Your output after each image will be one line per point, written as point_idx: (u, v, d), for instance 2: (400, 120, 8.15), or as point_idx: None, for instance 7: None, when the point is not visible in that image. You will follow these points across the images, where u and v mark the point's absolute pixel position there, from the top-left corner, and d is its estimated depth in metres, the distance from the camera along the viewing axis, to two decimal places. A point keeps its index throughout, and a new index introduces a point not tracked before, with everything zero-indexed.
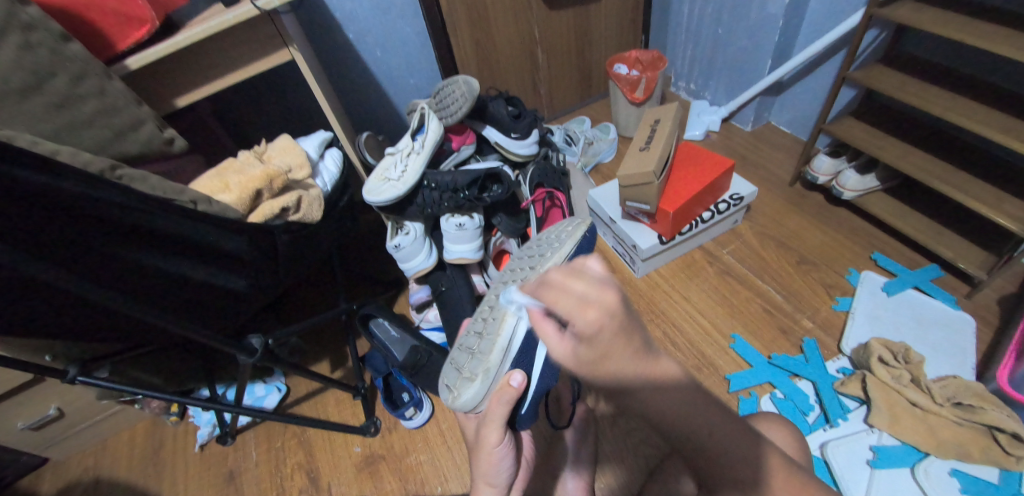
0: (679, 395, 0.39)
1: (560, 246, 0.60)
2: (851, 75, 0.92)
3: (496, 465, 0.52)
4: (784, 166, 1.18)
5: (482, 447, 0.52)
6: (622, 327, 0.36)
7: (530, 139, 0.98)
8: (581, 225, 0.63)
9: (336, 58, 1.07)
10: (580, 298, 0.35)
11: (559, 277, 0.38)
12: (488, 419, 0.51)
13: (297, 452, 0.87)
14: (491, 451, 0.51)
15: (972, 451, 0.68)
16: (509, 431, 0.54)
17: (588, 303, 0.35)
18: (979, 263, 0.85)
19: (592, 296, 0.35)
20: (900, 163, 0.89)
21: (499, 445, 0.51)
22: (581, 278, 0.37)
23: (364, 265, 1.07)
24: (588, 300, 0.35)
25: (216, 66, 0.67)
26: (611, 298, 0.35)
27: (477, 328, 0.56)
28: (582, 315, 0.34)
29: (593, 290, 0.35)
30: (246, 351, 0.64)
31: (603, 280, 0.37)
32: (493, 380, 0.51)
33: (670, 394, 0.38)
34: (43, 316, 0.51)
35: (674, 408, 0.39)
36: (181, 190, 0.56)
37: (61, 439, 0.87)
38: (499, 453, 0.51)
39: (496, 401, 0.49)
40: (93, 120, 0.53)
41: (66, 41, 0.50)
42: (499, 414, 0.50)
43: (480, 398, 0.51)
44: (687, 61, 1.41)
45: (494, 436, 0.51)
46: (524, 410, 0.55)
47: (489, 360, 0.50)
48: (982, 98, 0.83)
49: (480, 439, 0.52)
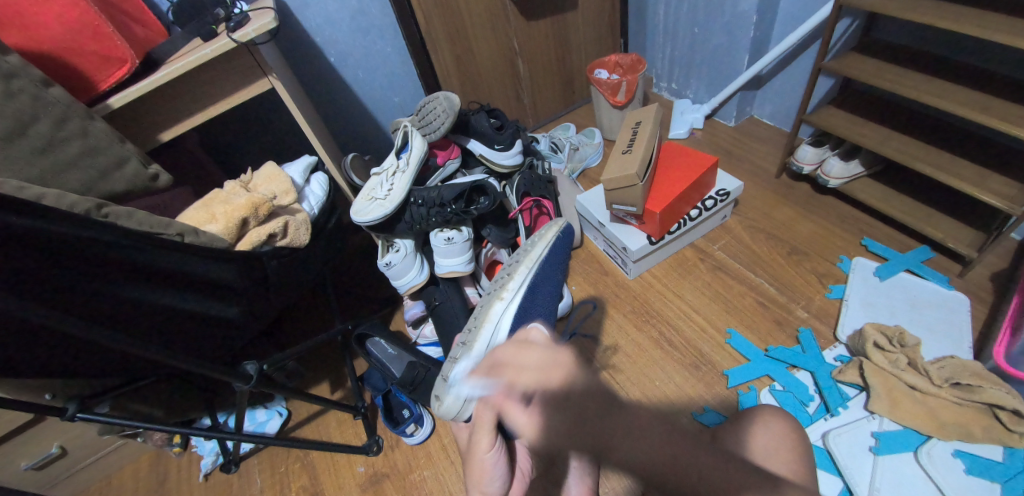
0: (651, 432, 0.43)
1: (530, 250, 0.71)
2: (825, 65, 0.93)
3: (489, 471, 0.52)
4: (770, 158, 1.19)
5: (475, 452, 0.52)
6: (583, 386, 0.45)
7: (514, 149, 0.99)
8: (552, 226, 0.74)
9: (320, 82, 1.10)
10: (540, 367, 0.47)
11: (512, 351, 0.51)
12: (477, 425, 0.52)
13: (301, 476, 0.86)
14: (483, 456, 0.51)
15: (973, 431, 0.68)
16: (502, 437, 0.55)
17: (548, 368, 0.47)
18: (969, 242, 0.85)
19: (548, 363, 0.47)
20: (880, 147, 0.90)
21: (490, 450, 0.51)
22: (534, 348, 0.50)
23: (360, 284, 1.08)
24: (547, 367, 0.47)
25: (199, 100, 0.69)
26: (564, 361, 0.48)
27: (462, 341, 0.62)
28: (538, 381, 0.46)
29: (544, 359, 0.48)
30: (241, 378, 0.64)
31: (549, 350, 0.49)
32: (477, 377, 0.55)
33: (643, 436, 0.42)
34: (39, 356, 0.52)
35: (649, 452, 0.41)
36: (168, 224, 0.57)
37: (66, 476, 0.87)
38: (491, 457, 0.52)
39: (481, 407, 0.51)
40: (77, 160, 0.54)
41: (48, 86, 0.51)
42: (487, 419, 0.51)
43: (465, 402, 0.56)
44: (666, 61, 1.43)
45: (484, 441, 0.51)
46: None
47: (470, 359, 0.57)
48: (956, 78, 0.84)
49: (471, 445, 0.53)
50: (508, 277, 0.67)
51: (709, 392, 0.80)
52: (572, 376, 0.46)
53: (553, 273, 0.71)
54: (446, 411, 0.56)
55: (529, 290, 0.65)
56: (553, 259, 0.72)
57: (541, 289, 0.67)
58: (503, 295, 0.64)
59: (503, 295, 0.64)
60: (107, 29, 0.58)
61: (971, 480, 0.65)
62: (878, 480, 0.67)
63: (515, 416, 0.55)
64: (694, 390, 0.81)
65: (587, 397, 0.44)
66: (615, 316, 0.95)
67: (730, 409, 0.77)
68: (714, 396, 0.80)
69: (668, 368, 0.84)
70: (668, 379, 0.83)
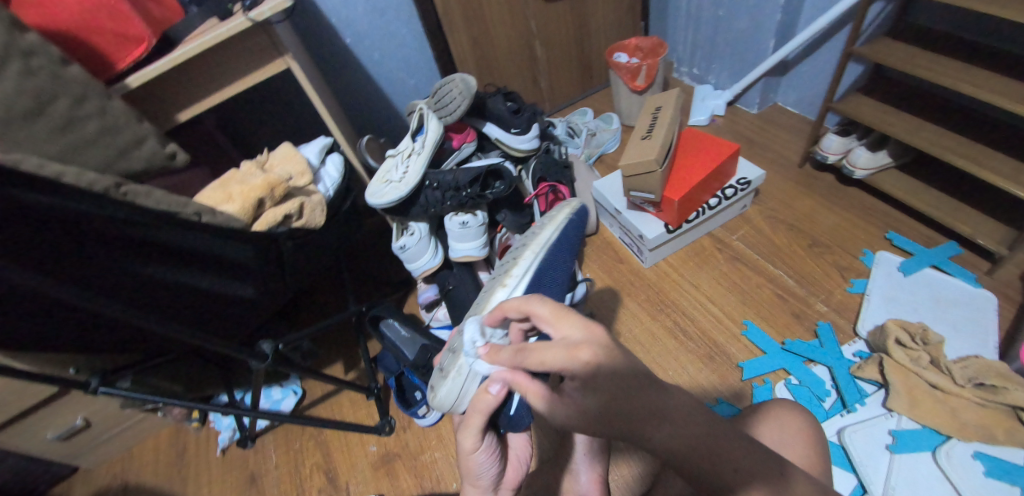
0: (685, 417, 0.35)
1: (538, 234, 0.67)
2: (856, 50, 0.89)
3: (475, 469, 0.52)
4: (793, 147, 1.15)
5: (461, 451, 0.51)
6: (620, 365, 0.37)
7: (530, 133, 0.98)
8: (560, 212, 0.71)
9: (334, 62, 1.08)
10: (569, 346, 0.38)
11: (543, 316, 0.43)
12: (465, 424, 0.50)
13: (315, 453, 0.88)
14: (469, 455, 0.50)
15: (996, 433, 0.66)
16: (493, 432, 0.53)
17: (576, 346, 0.38)
18: (1000, 238, 0.82)
19: (578, 340, 0.39)
20: (911, 138, 0.86)
21: (475, 451, 0.50)
22: (568, 316, 0.41)
23: (373, 267, 1.08)
24: (575, 345, 0.38)
25: (215, 79, 0.68)
26: (597, 335, 0.39)
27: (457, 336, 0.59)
28: (566, 361, 0.38)
29: (576, 334, 0.40)
30: (257, 357, 0.65)
31: (579, 326, 0.40)
32: (468, 378, 0.53)
33: (682, 423, 0.34)
34: (61, 331, 0.53)
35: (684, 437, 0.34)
36: (186, 203, 0.57)
37: (90, 447, 0.90)
38: (479, 457, 0.51)
39: (472, 408, 0.48)
40: (96, 139, 0.54)
41: (65, 64, 0.51)
42: (475, 422, 0.49)
43: (459, 396, 0.55)
44: (688, 44, 1.38)
45: (469, 443, 0.50)
46: (513, 410, 0.52)
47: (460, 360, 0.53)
48: (997, 67, 0.80)
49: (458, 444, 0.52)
50: (513, 262, 0.64)
51: (722, 384, 0.80)
52: (605, 351, 0.38)
53: (562, 260, 0.67)
54: (440, 402, 0.55)
55: (535, 279, 0.61)
56: (564, 245, 0.67)
57: (549, 273, 0.63)
58: (506, 282, 0.60)
59: (506, 283, 0.60)
60: (123, 9, 0.58)
61: (991, 482, 0.64)
62: (894, 478, 0.67)
63: (513, 413, 0.52)
64: (707, 381, 0.80)
65: (620, 383, 0.36)
66: (629, 305, 0.94)
67: (744, 403, 0.76)
68: (727, 388, 0.79)
69: (681, 359, 0.84)
70: (681, 370, 0.82)
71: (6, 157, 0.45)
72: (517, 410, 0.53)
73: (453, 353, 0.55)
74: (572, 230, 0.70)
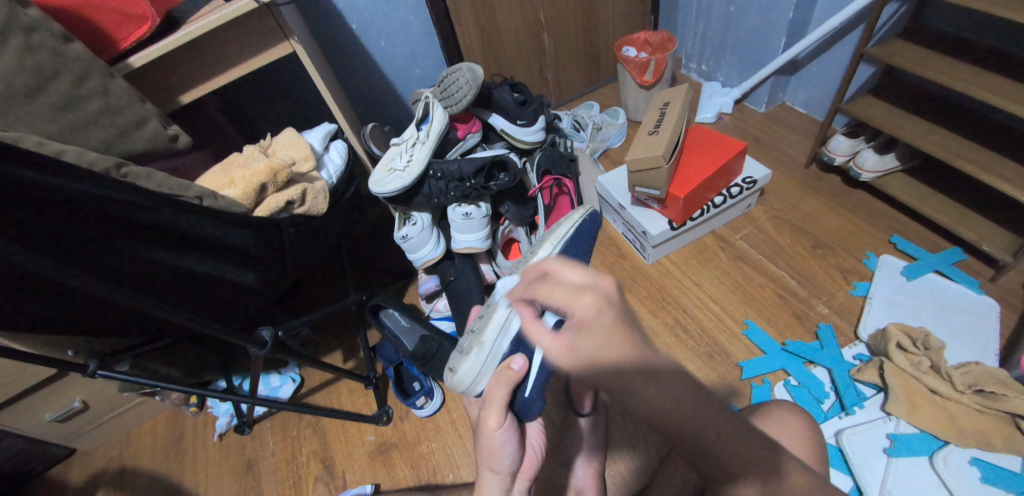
0: (672, 385, 0.38)
1: (556, 228, 0.64)
2: (868, 51, 0.88)
3: (498, 450, 0.49)
4: (800, 147, 1.14)
5: (482, 431, 0.49)
6: (620, 317, 0.37)
7: (536, 125, 0.97)
8: (584, 210, 0.67)
9: (339, 47, 1.07)
10: (568, 310, 0.46)
11: (555, 266, 0.42)
12: (487, 402, 0.49)
13: (312, 441, 0.88)
14: (492, 434, 0.48)
15: (993, 440, 0.67)
16: (512, 415, 0.51)
17: (581, 289, 0.38)
18: (1005, 245, 0.81)
19: (585, 284, 0.38)
20: (920, 141, 0.86)
21: (498, 430, 0.48)
22: (580, 267, 0.41)
23: (374, 256, 1.08)
24: (582, 287, 0.38)
25: (219, 61, 0.67)
26: (604, 284, 0.38)
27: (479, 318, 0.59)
28: (580, 301, 0.37)
29: (586, 279, 0.39)
30: (256, 343, 0.64)
31: (590, 278, 0.39)
32: (489, 356, 0.53)
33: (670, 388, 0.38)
34: (61, 313, 0.52)
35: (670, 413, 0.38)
36: (186, 186, 0.56)
37: (88, 430, 0.90)
38: (500, 437, 0.48)
39: (495, 381, 0.49)
40: (97, 119, 0.53)
41: (67, 41, 0.50)
42: (499, 395, 0.48)
43: (478, 375, 0.54)
44: (698, 40, 1.37)
45: (493, 420, 0.48)
46: (528, 393, 0.53)
47: (484, 334, 0.53)
48: (1010, 71, 0.79)
49: (480, 422, 0.49)
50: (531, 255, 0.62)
51: (721, 383, 0.80)
52: (609, 302, 0.37)
53: (580, 254, 0.64)
54: (459, 382, 0.54)
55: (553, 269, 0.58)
56: (581, 237, 0.64)
57: None
58: (527, 269, 0.58)
59: (527, 270, 0.58)
60: None
61: (986, 488, 0.64)
62: (890, 482, 0.67)
63: (527, 395, 0.52)
64: (707, 380, 0.80)
65: (618, 331, 0.37)
66: (630, 301, 0.94)
67: (742, 402, 0.76)
68: (726, 387, 0.79)
69: (681, 357, 0.84)
70: (681, 368, 0.82)
71: (7, 134, 0.45)
72: (530, 394, 0.54)
73: (475, 332, 0.55)
74: (590, 225, 0.67)
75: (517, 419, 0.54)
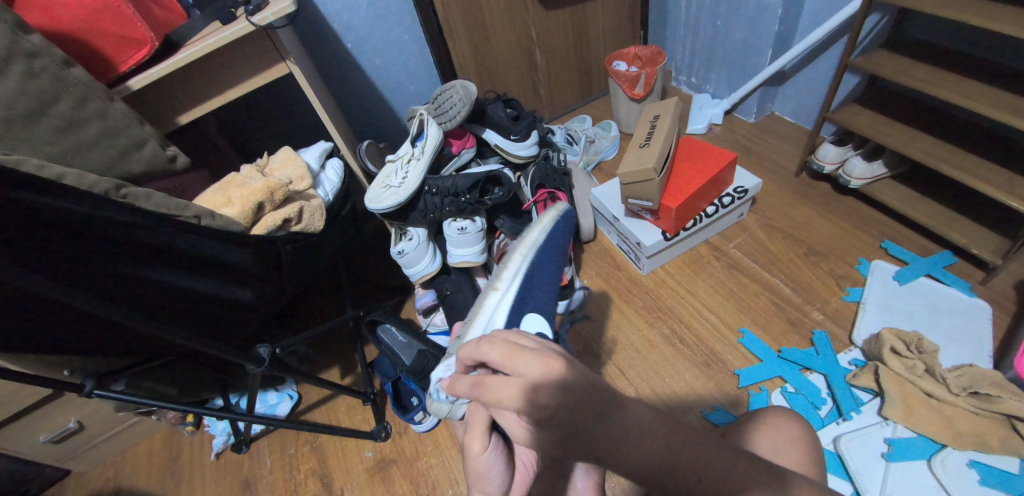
0: (661, 439, 0.32)
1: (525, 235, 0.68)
2: (851, 61, 0.90)
3: (485, 471, 0.50)
4: (790, 156, 1.16)
5: (468, 454, 0.50)
6: (582, 404, 0.32)
7: (529, 140, 0.99)
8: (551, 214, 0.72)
9: (335, 67, 1.09)
10: (521, 381, 0.34)
11: (497, 357, 0.35)
12: (469, 426, 0.49)
13: (310, 459, 0.88)
14: (478, 458, 0.49)
15: (990, 442, 0.67)
16: (498, 434, 0.52)
17: (534, 389, 0.32)
18: (994, 248, 0.82)
19: (536, 378, 0.33)
20: (905, 148, 0.87)
21: (483, 452, 0.48)
22: (525, 354, 0.34)
23: (370, 272, 1.08)
24: (534, 383, 0.33)
25: (217, 83, 0.68)
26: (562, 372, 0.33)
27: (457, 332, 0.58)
28: (517, 402, 0.33)
29: (535, 375, 0.33)
30: (254, 361, 0.65)
31: (541, 370, 0.33)
32: None
33: (664, 453, 0.31)
34: (60, 334, 0.53)
35: (671, 469, 0.31)
36: (186, 206, 0.57)
37: (83, 451, 0.89)
38: (486, 459, 0.49)
39: (475, 404, 0.49)
40: (98, 141, 0.54)
41: (68, 66, 0.51)
42: (479, 421, 0.48)
43: (457, 402, 0.51)
44: (687, 54, 1.40)
45: (476, 444, 0.49)
46: None
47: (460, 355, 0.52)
48: (989, 78, 0.81)
49: (465, 447, 0.50)
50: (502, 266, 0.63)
51: (719, 392, 0.80)
52: (567, 383, 0.32)
53: (554, 256, 0.66)
54: (437, 409, 0.52)
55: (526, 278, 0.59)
56: (555, 241, 0.68)
57: (541, 274, 0.62)
58: (497, 285, 0.58)
59: (498, 286, 0.59)
60: (127, 12, 0.58)
61: (986, 491, 0.64)
62: (890, 487, 0.67)
63: None
64: (704, 389, 0.80)
65: (585, 419, 0.32)
66: (626, 312, 0.94)
67: (740, 410, 0.76)
68: (724, 396, 0.79)
69: (678, 366, 0.84)
70: (677, 377, 0.82)
71: (7, 158, 0.46)
72: None
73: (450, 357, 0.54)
74: (562, 230, 0.72)
75: (504, 438, 0.54)
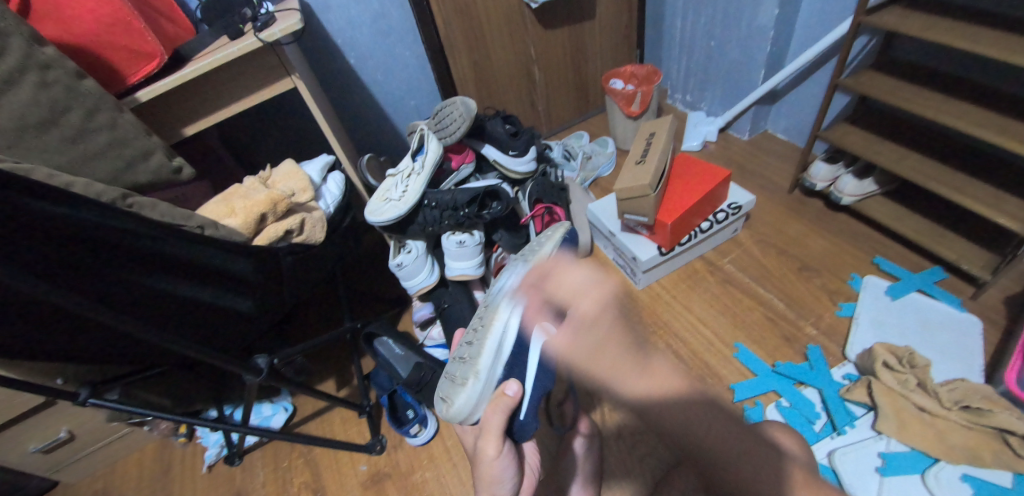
0: (658, 383, 0.55)
1: (539, 249, 0.67)
2: (841, 81, 0.93)
3: (498, 476, 0.50)
4: (783, 173, 1.19)
5: (481, 459, 0.50)
6: (615, 317, 0.60)
7: (527, 156, 1.01)
8: (561, 228, 0.71)
9: (338, 82, 1.12)
10: (575, 293, 0.61)
11: (560, 269, 0.64)
12: (485, 430, 0.51)
13: (304, 472, 0.87)
14: (492, 462, 0.49)
15: (984, 456, 0.67)
16: (508, 440, 0.53)
17: (582, 295, 0.60)
18: (983, 264, 0.84)
19: (586, 291, 0.61)
20: (894, 165, 0.90)
21: (498, 457, 0.49)
22: (582, 272, 0.64)
23: (368, 282, 1.09)
24: (582, 294, 0.60)
25: (223, 96, 0.70)
26: (606, 291, 0.62)
27: (468, 338, 0.60)
28: (576, 302, 0.60)
29: (585, 283, 0.62)
30: (252, 371, 0.65)
31: (590, 281, 0.62)
32: (486, 385, 0.54)
33: (657, 392, 0.54)
34: (58, 341, 0.53)
35: (660, 403, 0.54)
36: (190, 216, 0.58)
37: (73, 461, 0.88)
38: (501, 464, 0.50)
39: (493, 409, 0.51)
40: (105, 151, 0.56)
41: (81, 78, 0.53)
42: (495, 423, 0.51)
43: (475, 405, 0.54)
44: (682, 73, 1.44)
45: (491, 447, 0.50)
46: (524, 416, 0.54)
47: (480, 363, 0.54)
48: (974, 99, 0.84)
49: (478, 450, 0.51)
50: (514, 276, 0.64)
51: None
52: (607, 305, 0.61)
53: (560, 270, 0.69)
54: (455, 414, 0.54)
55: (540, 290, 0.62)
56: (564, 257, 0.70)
57: None
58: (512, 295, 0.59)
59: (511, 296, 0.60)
60: (138, 26, 0.60)
61: None
62: None
63: (523, 419, 0.54)
64: None
65: (614, 328, 0.59)
66: None
67: None
68: None
69: None
70: None
71: (18, 166, 0.47)
72: (525, 417, 0.55)
73: (467, 362, 0.56)
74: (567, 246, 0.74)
75: (513, 442, 0.55)
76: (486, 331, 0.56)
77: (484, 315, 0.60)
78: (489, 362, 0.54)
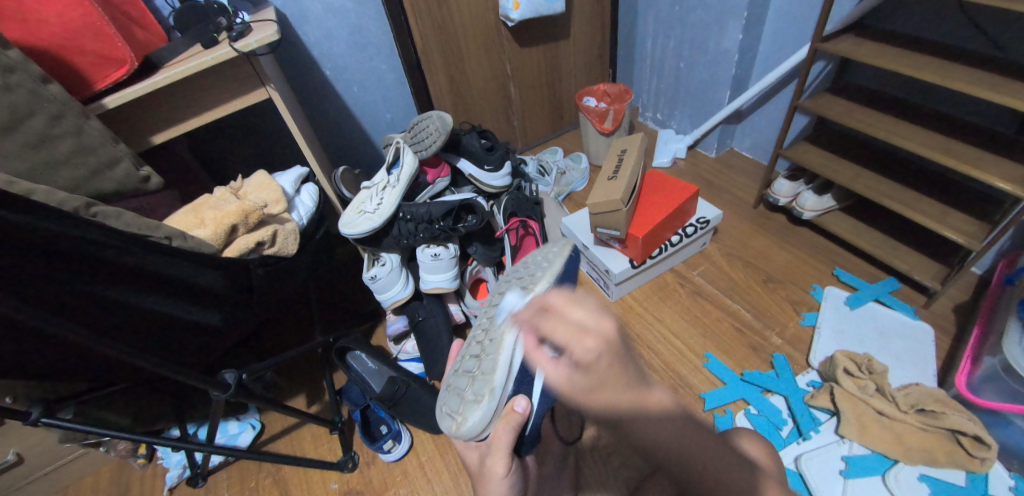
0: (659, 417, 0.52)
1: (550, 267, 0.60)
2: (800, 103, 0.99)
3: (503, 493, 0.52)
4: (748, 189, 1.24)
5: (490, 475, 0.52)
6: (613, 358, 0.50)
7: (502, 171, 1.03)
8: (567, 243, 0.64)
9: (315, 94, 1.12)
10: (578, 329, 0.50)
11: (560, 303, 0.53)
12: (494, 447, 0.51)
13: (271, 492, 0.84)
14: (500, 479, 0.51)
15: (938, 456, 0.70)
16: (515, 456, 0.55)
17: (585, 332, 0.50)
18: (933, 274, 0.89)
19: (588, 328, 0.50)
20: (849, 182, 0.95)
21: (507, 474, 0.51)
22: (582, 307, 0.53)
23: (342, 294, 1.08)
24: (585, 330, 0.50)
25: (195, 105, 0.70)
26: (603, 330, 0.51)
27: (476, 351, 0.56)
28: (578, 342, 0.49)
29: (588, 322, 0.51)
30: (218, 386, 0.63)
31: (591, 315, 0.52)
32: (499, 401, 0.50)
33: (658, 421, 0.52)
34: (13, 356, 0.51)
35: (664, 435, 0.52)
36: (156, 226, 0.56)
37: (20, 486, 0.83)
38: (508, 481, 0.52)
39: (503, 426, 0.51)
40: (69, 158, 0.55)
41: (46, 83, 0.52)
42: (505, 440, 0.51)
43: (487, 423, 0.50)
44: (652, 92, 1.50)
45: (500, 465, 0.51)
46: (528, 431, 0.56)
47: (496, 380, 0.50)
48: (918, 120, 0.90)
49: (487, 467, 0.52)
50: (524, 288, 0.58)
51: None
52: (605, 346, 0.50)
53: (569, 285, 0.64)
54: (465, 432, 0.50)
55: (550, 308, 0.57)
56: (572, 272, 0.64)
57: None
58: (522, 309, 0.54)
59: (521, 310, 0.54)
60: (108, 31, 0.60)
61: None
62: None
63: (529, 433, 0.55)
64: None
65: (612, 370, 0.50)
66: None
67: None
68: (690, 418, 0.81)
69: None
70: None
71: None
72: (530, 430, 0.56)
73: (479, 377, 0.52)
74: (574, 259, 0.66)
75: (518, 455, 0.57)
76: (498, 343, 0.52)
77: (492, 328, 0.55)
78: (505, 379, 0.51)
